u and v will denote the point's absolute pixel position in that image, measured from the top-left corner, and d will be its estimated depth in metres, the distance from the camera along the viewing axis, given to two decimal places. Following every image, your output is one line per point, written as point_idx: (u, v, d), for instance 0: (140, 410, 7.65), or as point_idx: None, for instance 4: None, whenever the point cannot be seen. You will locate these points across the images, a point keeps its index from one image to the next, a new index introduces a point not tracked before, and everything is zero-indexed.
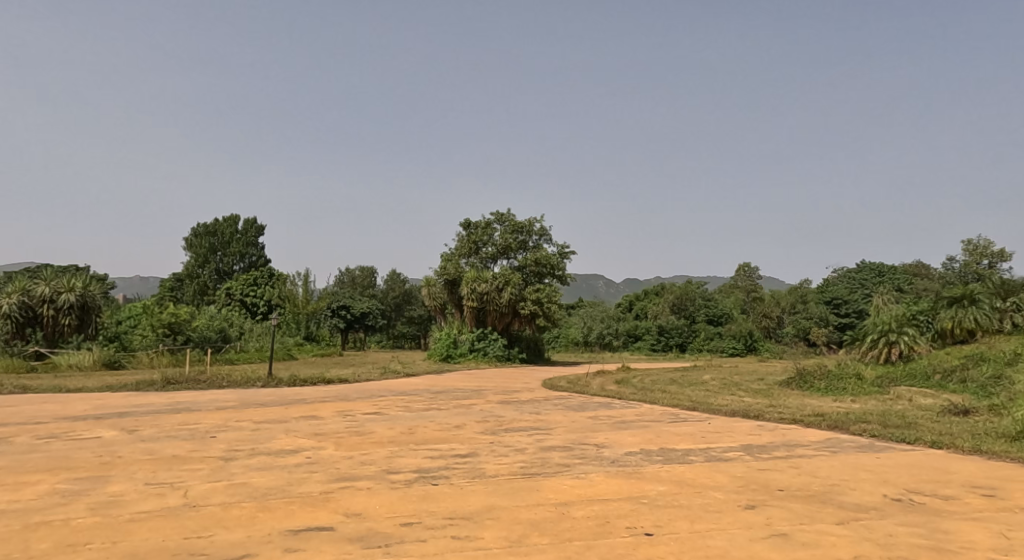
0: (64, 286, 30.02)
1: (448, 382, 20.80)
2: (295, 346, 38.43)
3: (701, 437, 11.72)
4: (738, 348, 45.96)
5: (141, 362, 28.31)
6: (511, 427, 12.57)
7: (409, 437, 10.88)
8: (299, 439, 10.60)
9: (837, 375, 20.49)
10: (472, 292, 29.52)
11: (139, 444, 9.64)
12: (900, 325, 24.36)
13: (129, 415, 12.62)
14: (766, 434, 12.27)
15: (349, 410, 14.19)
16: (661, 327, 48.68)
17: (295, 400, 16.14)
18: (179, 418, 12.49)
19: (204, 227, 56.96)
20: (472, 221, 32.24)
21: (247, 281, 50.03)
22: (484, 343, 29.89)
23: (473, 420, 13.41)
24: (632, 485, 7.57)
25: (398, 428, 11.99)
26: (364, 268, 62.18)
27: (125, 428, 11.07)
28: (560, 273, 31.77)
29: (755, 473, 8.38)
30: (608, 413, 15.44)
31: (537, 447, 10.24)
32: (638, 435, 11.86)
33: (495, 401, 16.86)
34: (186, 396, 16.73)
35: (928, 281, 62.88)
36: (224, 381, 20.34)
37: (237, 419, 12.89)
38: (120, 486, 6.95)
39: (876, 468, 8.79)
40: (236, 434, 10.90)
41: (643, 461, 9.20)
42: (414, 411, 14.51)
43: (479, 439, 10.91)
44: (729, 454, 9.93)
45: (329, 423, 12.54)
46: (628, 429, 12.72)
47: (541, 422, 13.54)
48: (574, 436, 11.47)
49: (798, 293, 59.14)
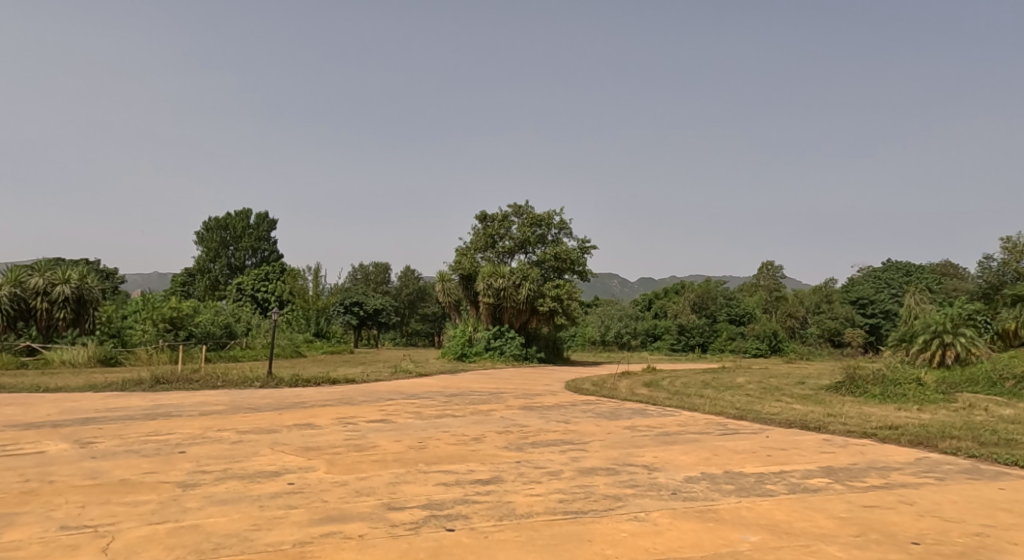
0: (59, 278, 28.44)
1: (463, 384, 18.97)
2: (304, 342, 36.69)
3: (768, 456, 9.74)
4: (763, 349, 43.87)
5: (139, 359, 26.79)
6: (538, 441, 10.65)
7: (419, 455, 8.98)
8: (286, 455, 8.78)
9: (893, 380, 18.40)
10: (488, 288, 27.66)
11: (84, 463, 7.82)
12: (956, 326, 22.27)
13: (92, 422, 10.83)
14: (843, 453, 10.26)
15: (349, 416, 12.34)
16: (681, 326, 46.57)
17: (292, 404, 14.36)
18: (149, 427, 10.68)
19: (215, 220, 55.44)
20: (489, 214, 30.44)
21: (258, 276, 48.57)
22: (501, 342, 28.04)
23: (492, 431, 11.52)
24: (713, 535, 5.67)
25: (405, 441, 10.08)
26: (379, 264, 60.39)
27: (79, 441, 9.26)
28: (581, 268, 29.80)
29: (867, 515, 6.43)
30: (647, 423, 13.50)
31: (577, 470, 8.35)
32: (690, 453, 9.89)
33: (516, 407, 14.98)
34: (170, 398, 15.01)
35: (957, 281, 60.43)
36: (218, 381, 18.68)
37: (220, 427, 11.08)
38: (24, 536, 5.21)
39: (1020, 507, 6.82)
40: (211, 448, 9.07)
41: (714, 493, 7.29)
42: (424, 418, 12.64)
43: (502, 459, 9.00)
44: (815, 482, 7.97)
45: (324, 433, 10.68)
46: (676, 444, 10.76)
47: (571, 434, 11.64)
48: (617, 454, 9.54)
49: (824, 292, 56.79)
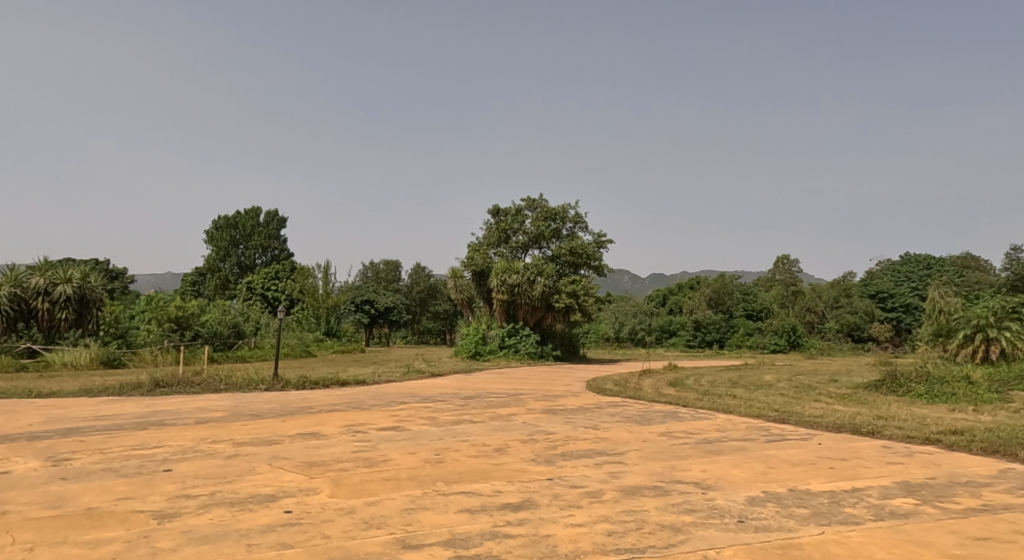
0: (61, 277, 27.52)
1: (479, 385, 17.90)
2: (314, 342, 35.69)
3: (832, 469, 8.55)
4: (781, 344, 42.54)
5: (143, 360, 25.87)
6: (568, 453, 9.49)
7: (436, 472, 7.88)
8: (286, 474, 7.72)
9: (940, 378, 17.21)
10: (501, 284, 26.56)
11: (51, 487, 6.79)
12: (1000, 320, 21.01)
13: (74, 434, 9.82)
14: (914, 463, 9.06)
15: (357, 423, 11.23)
16: (697, 321, 45.40)
17: (296, 408, 13.32)
18: (136, 440, 9.63)
19: (225, 219, 54.58)
20: (502, 207, 29.31)
21: (269, 275, 47.73)
22: (515, 340, 26.98)
23: (517, 440, 10.39)
24: None
25: (420, 454, 8.96)
26: (389, 261, 59.45)
27: (53, 457, 8.22)
28: (597, 263, 28.64)
29: (983, 553, 5.29)
30: (683, 429, 12.33)
31: (621, 489, 7.23)
32: (743, 466, 8.74)
33: (537, 411, 13.84)
34: (168, 404, 13.97)
35: (980, 272, 58.82)
36: (222, 383, 17.67)
37: (214, 438, 10.01)
38: None
39: None
40: (201, 465, 7.99)
41: (788, 520, 6.14)
42: (439, 425, 11.52)
43: (531, 475, 7.87)
44: (900, 503, 6.83)
45: (329, 444, 9.58)
46: (724, 455, 9.61)
47: (604, 443, 10.50)
48: (661, 469, 8.38)
49: (842, 285, 55.36)
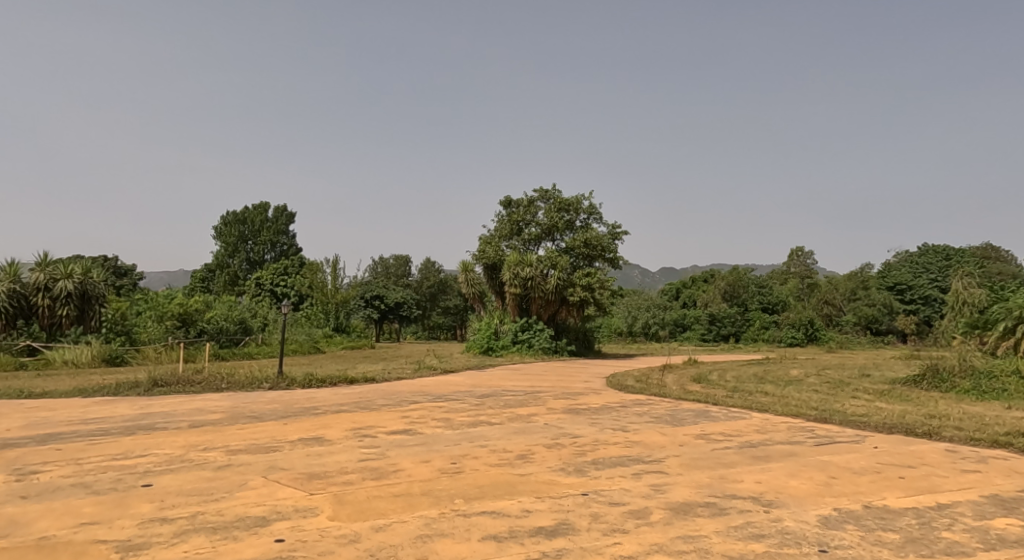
0: (62, 273, 26.51)
1: (494, 383, 16.86)
2: (323, 337, 34.89)
3: (904, 480, 7.50)
4: (798, 337, 41.33)
5: (146, 358, 24.89)
6: (600, 461, 8.44)
7: (454, 486, 6.85)
8: (282, 488, 6.74)
9: (986, 372, 16.11)
10: (514, 278, 25.55)
11: (7, 508, 5.82)
12: None
13: (51, 443, 8.82)
14: (994, 472, 7.96)
15: (364, 426, 10.19)
16: (712, 315, 44.37)
17: (300, 409, 12.31)
18: (119, 447, 8.62)
19: (233, 214, 53.76)
20: (514, 199, 28.28)
21: (278, 270, 46.93)
22: (529, 334, 25.90)
23: (541, 445, 9.35)
24: None
25: (434, 463, 7.95)
26: (399, 255, 58.51)
27: (20, 470, 7.24)
28: (613, 255, 27.47)
29: None
30: (720, 430, 11.26)
31: (669, 508, 6.20)
32: (802, 476, 7.69)
33: (559, 411, 12.78)
34: (166, 405, 13.01)
35: (1001, 264, 57.43)
36: (223, 383, 16.71)
37: (206, 445, 9.02)
38: None
39: None
40: (186, 479, 6.99)
41: (880, 550, 5.12)
42: (455, 428, 10.49)
43: (563, 490, 6.84)
44: (1001, 524, 5.80)
45: (332, 452, 8.57)
46: (775, 462, 8.55)
47: (637, 448, 9.46)
48: (710, 481, 7.33)
49: (859, 277, 54.09)
